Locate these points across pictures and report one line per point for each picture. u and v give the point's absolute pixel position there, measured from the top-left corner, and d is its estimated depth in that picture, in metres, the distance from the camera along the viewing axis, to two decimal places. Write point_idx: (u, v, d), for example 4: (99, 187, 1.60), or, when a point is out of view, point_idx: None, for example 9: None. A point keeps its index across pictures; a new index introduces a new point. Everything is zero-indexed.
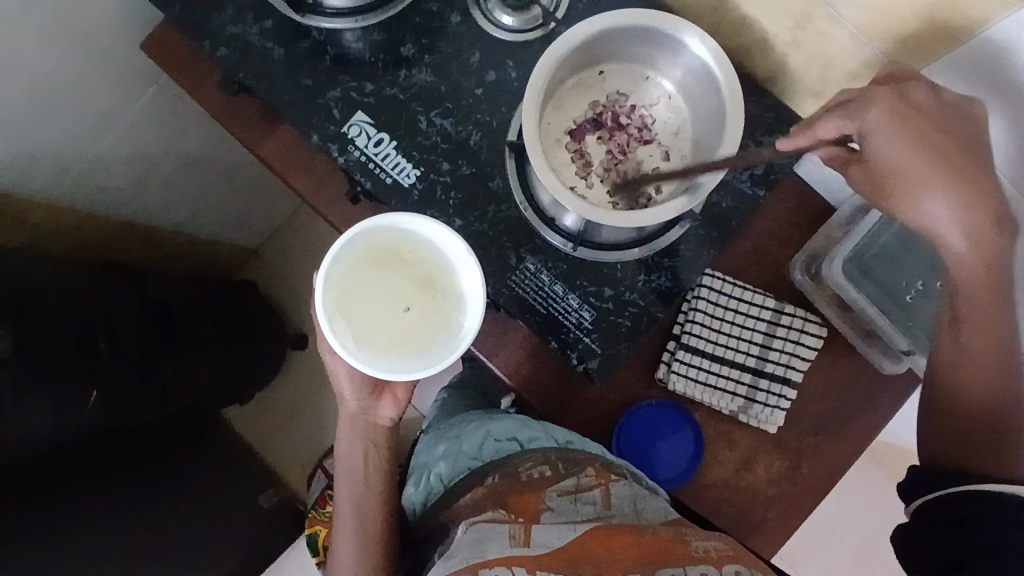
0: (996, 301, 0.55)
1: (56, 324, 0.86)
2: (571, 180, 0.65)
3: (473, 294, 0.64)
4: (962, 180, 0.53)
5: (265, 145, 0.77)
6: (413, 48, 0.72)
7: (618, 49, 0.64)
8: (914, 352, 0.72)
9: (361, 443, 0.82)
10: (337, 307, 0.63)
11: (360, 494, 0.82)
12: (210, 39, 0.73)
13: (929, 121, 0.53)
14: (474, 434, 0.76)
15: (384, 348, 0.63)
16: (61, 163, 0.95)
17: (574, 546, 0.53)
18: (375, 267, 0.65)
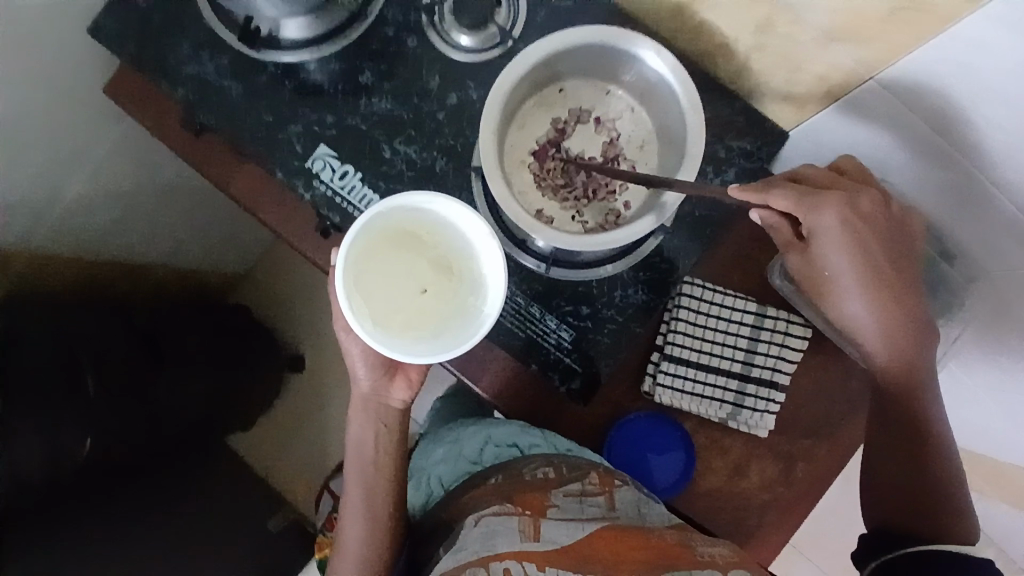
0: (918, 397, 0.65)
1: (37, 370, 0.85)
2: (538, 203, 0.65)
3: (491, 280, 0.63)
4: (885, 293, 0.62)
5: (233, 184, 0.76)
6: (372, 75, 0.70)
7: (576, 66, 0.63)
8: None
9: (372, 428, 0.76)
10: (354, 286, 0.60)
11: (371, 478, 0.76)
12: (167, 79, 0.71)
13: (870, 232, 0.60)
14: (472, 440, 0.78)
15: (399, 330, 0.60)
16: (38, 207, 0.91)
17: (584, 545, 0.53)
18: (393, 245, 0.62)
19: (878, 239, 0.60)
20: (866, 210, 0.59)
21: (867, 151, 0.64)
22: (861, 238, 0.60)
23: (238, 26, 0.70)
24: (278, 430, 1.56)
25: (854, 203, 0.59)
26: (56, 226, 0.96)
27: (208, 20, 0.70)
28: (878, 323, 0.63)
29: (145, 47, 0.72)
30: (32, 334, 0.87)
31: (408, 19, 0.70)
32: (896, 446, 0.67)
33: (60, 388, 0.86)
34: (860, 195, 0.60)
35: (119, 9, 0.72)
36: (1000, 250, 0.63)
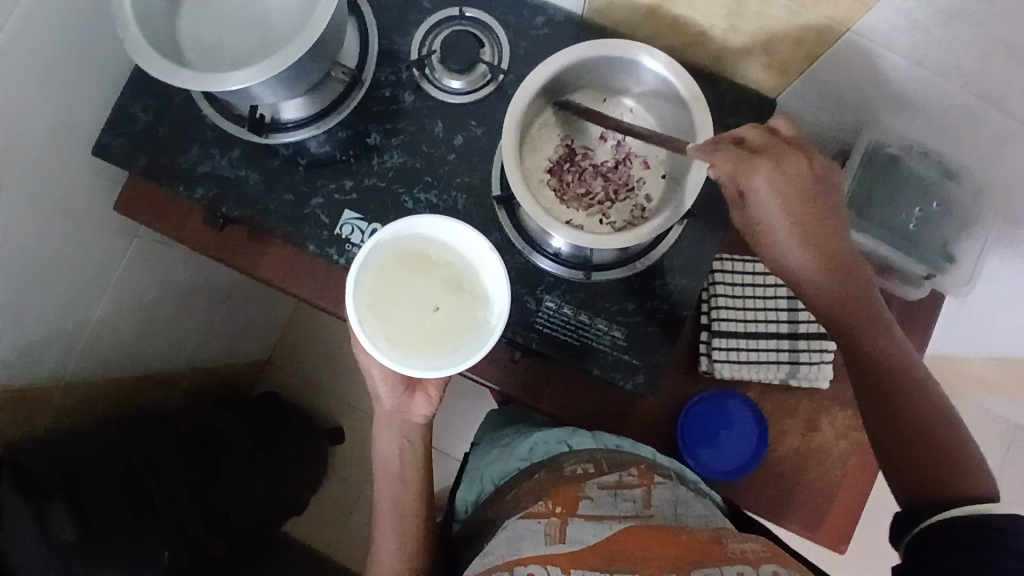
0: (891, 342, 0.59)
1: (101, 496, 0.82)
2: (566, 214, 0.67)
3: (498, 292, 0.65)
4: (817, 246, 0.58)
5: (264, 265, 0.78)
6: (378, 135, 0.74)
7: (572, 82, 0.66)
8: (935, 275, 0.71)
9: (398, 442, 0.83)
10: (368, 309, 0.64)
11: (399, 489, 0.84)
12: (185, 182, 0.73)
13: (792, 186, 0.57)
14: (524, 438, 0.77)
15: (414, 346, 0.64)
16: (71, 336, 0.90)
17: (610, 544, 0.57)
18: (405, 268, 0.66)
19: (801, 200, 0.57)
20: (791, 171, 0.57)
21: (854, 100, 0.68)
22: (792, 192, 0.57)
23: (242, 119, 0.73)
24: (333, 508, 1.54)
25: (780, 166, 0.57)
26: (88, 352, 0.96)
27: (211, 117, 0.73)
28: (808, 275, 0.59)
29: (157, 155, 0.74)
30: (92, 459, 0.86)
31: (401, 77, 0.74)
32: (885, 409, 0.59)
33: (129, 506, 0.85)
34: (787, 158, 0.57)
35: (122, 129, 0.74)
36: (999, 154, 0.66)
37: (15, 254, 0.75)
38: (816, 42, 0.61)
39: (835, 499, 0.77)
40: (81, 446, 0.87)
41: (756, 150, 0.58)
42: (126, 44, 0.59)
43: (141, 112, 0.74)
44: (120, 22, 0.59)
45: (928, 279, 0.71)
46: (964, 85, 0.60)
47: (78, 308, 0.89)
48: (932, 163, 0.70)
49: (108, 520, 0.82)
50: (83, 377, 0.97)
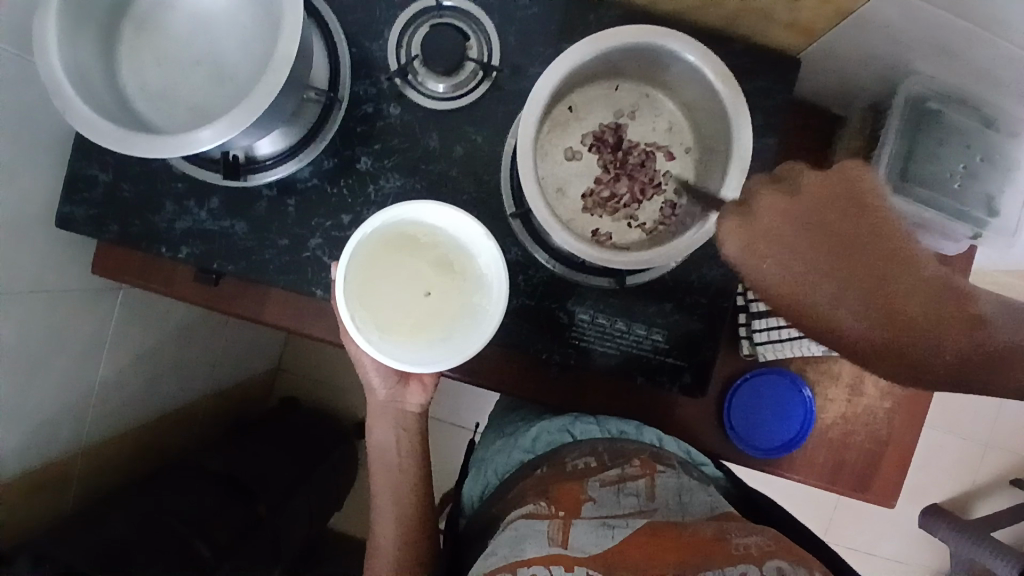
0: None
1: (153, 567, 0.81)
2: (591, 224, 0.62)
3: (492, 275, 0.61)
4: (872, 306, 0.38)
5: (268, 312, 0.72)
6: (369, 159, 0.66)
7: (580, 79, 0.59)
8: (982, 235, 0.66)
9: (395, 432, 0.81)
10: (357, 297, 0.60)
11: (396, 481, 0.82)
12: (165, 244, 0.67)
13: (790, 238, 0.40)
14: (527, 429, 0.75)
15: (407, 336, 0.60)
16: (76, 409, 0.85)
17: (613, 553, 0.51)
18: (393, 252, 0.61)
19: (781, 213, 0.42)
20: (766, 221, 0.42)
21: (887, 50, 0.61)
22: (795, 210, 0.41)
23: (217, 163, 0.65)
24: None
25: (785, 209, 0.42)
26: (97, 416, 0.91)
27: (179, 166, 0.65)
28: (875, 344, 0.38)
29: (130, 220, 0.67)
30: (130, 536, 0.83)
31: (381, 88, 0.66)
32: None
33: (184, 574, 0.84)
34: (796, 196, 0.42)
35: (84, 196, 0.66)
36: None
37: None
38: None
39: (884, 457, 0.77)
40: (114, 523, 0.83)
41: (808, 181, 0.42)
42: (68, 115, 0.52)
43: (100, 172, 0.66)
44: (56, 92, 0.52)
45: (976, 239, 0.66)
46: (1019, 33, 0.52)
47: (78, 379, 0.84)
48: (970, 111, 0.64)
49: None
50: (99, 442, 0.93)
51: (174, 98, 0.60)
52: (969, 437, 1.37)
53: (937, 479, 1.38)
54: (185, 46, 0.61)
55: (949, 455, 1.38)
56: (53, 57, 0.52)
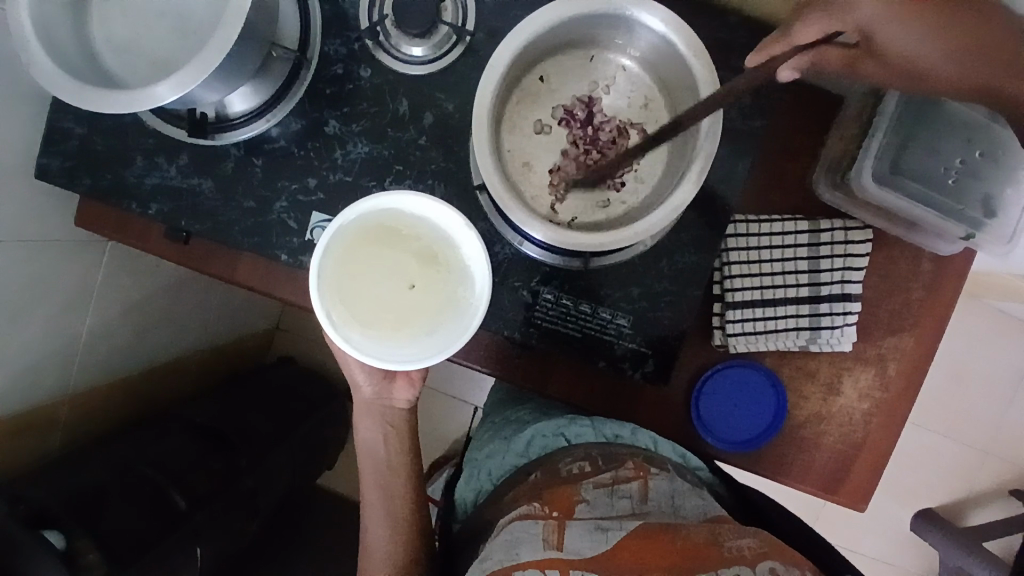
0: None
1: (126, 513, 0.83)
2: (558, 199, 0.60)
3: (477, 266, 0.60)
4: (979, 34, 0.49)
5: (239, 275, 0.73)
6: (337, 123, 0.65)
7: (551, 47, 0.56)
8: (973, 235, 0.68)
9: (380, 430, 0.82)
10: (335, 294, 0.59)
11: (386, 477, 0.82)
12: (134, 199, 0.67)
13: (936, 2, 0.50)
14: (520, 432, 0.78)
15: (389, 332, 0.59)
16: (59, 358, 0.87)
17: (606, 556, 0.54)
18: (373, 245, 0.60)
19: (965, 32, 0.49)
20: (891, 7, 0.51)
21: None
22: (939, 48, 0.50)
23: (183, 119, 0.64)
24: None
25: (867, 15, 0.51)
26: (85, 365, 0.93)
27: (150, 122, 0.65)
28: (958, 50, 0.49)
29: (100, 173, 0.66)
30: (107, 481, 0.85)
31: (352, 49, 0.64)
32: None
33: (159, 521, 0.85)
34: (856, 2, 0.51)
35: (56, 146, 0.66)
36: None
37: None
38: None
39: (856, 460, 0.75)
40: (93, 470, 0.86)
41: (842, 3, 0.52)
42: (31, 66, 0.52)
43: (74, 125, 0.66)
44: (22, 47, 0.51)
45: (966, 240, 0.69)
46: None
47: (61, 327, 0.86)
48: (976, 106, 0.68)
49: (135, 530, 0.82)
50: (88, 390, 0.96)
51: (140, 51, 0.59)
52: (967, 442, 1.33)
53: (931, 483, 1.34)
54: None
55: (946, 461, 1.34)
56: (20, 7, 0.50)
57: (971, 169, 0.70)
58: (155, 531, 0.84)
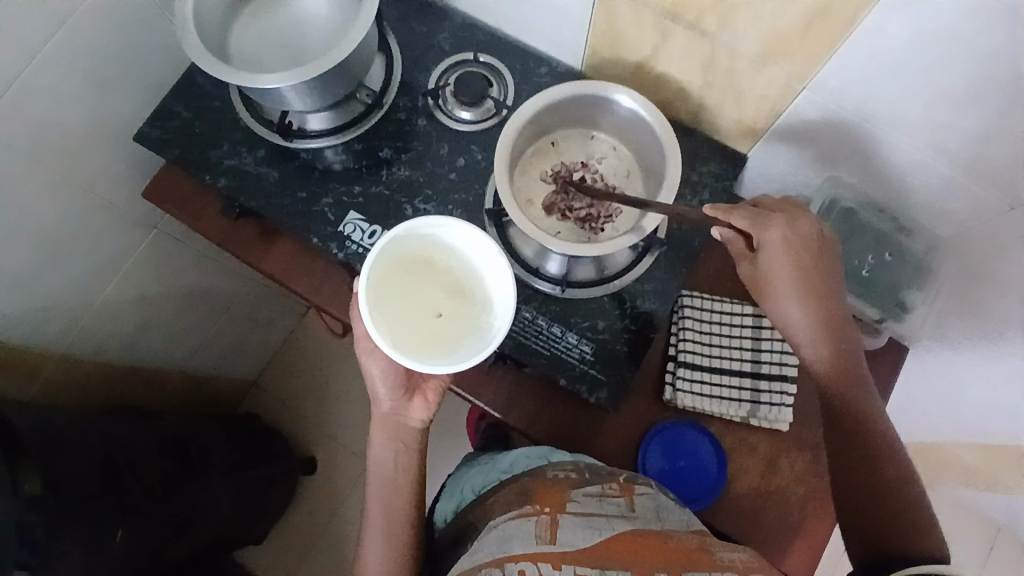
0: (853, 367, 0.66)
1: (79, 459, 0.79)
2: (554, 228, 0.75)
3: (500, 299, 0.68)
4: (822, 301, 0.66)
5: (267, 260, 0.85)
6: (390, 151, 0.82)
7: (562, 120, 0.76)
8: (886, 319, 0.80)
9: (391, 447, 0.77)
10: (374, 307, 0.64)
11: (389, 496, 0.76)
12: (210, 172, 0.82)
13: (811, 253, 0.65)
14: (508, 455, 0.80)
15: (416, 349, 0.65)
16: (71, 312, 0.93)
17: (602, 546, 0.54)
18: (410, 270, 0.68)
19: (799, 271, 0.65)
20: (804, 233, 0.65)
21: (816, 155, 0.75)
22: (800, 272, 0.65)
23: (272, 124, 0.82)
24: (295, 541, 1.48)
25: (793, 224, 0.65)
26: (88, 331, 0.98)
27: (244, 120, 0.82)
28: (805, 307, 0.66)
29: (190, 148, 0.82)
30: (67, 427, 0.81)
31: (416, 104, 0.84)
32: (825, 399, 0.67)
33: (100, 475, 0.82)
34: (797, 218, 0.66)
35: (163, 123, 0.83)
36: (950, 211, 0.72)
37: (39, 219, 0.80)
38: (779, 97, 0.70)
39: (793, 545, 0.77)
40: (63, 415, 0.84)
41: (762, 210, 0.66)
42: (184, 40, 0.69)
43: (183, 110, 0.84)
44: (181, 23, 0.69)
45: (880, 323, 0.80)
46: (911, 136, 0.66)
47: (87, 284, 0.93)
48: (885, 218, 0.78)
49: (77, 479, 0.78)
50: (76, 356, 0.99)
51: (260, 64, 0.78)
52: None
53: None
54: (280, 32, 0.79)
55: None
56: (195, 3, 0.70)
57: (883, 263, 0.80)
58: (95, 488, 0.80)
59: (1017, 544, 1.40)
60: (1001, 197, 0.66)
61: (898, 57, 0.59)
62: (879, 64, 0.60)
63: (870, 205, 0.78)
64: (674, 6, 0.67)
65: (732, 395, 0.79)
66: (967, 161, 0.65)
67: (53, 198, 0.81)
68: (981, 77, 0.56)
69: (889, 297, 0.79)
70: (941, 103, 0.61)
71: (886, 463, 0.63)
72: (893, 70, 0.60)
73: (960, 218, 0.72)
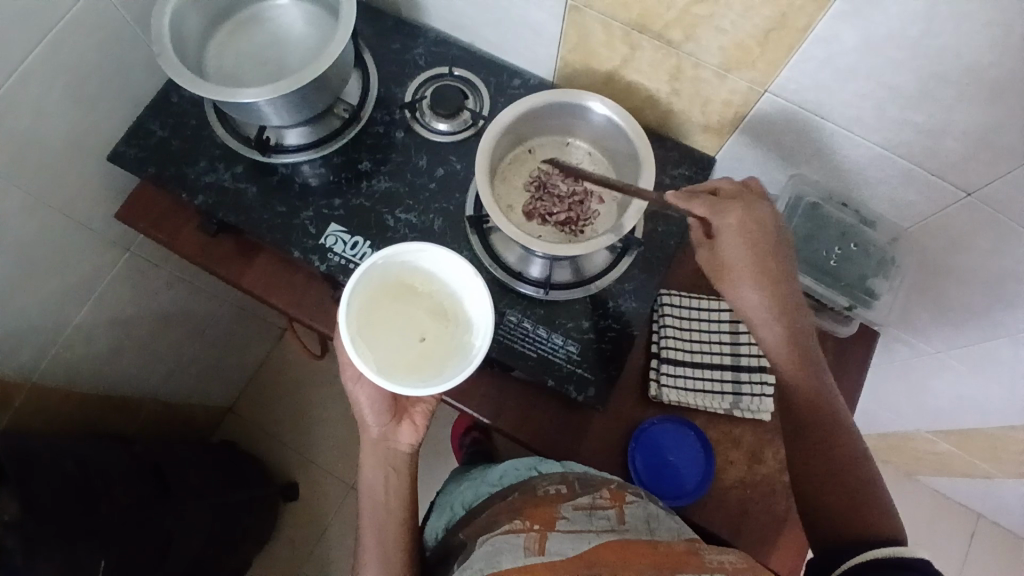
0: (809, 349, 0.69)
1: (55, 485, 0.77)
2: (536, 231, 0.77)
3: (480, 315, 0.67)
4: (777, 285, 0.68)
5: (248, 276, 0.85)
6: (370, 163, 0.83)
7: (537, 127, 0.78)
8: (855, 306, 0.81)
9: (384, 474, 0.76)
10: (358, 336, 0.64)
11: (381, 519, 0.74)
12: (188, 189, 0.81)
13: (765, 238, 0.67)
14: (496, 468, 0.80)
15: (403, 372, 0.65)
16: (42, 337, 0.90)
17: (592, 552, 0.54)
18: (392, 297, 0.68)
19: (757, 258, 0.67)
20: (759, 215, 0.67)
21: (779, 154, 0.79)
22: (761, 260, 0.67)
23: (250, 140, 0.82)
24: (279, 571, 1.43)
25: (749, 208, 0.67)
26: (60, 357, 0.95)
27: (221, 137, 0.82)
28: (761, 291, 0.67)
29: (167, 167, 0.82)
30: (42, 451, 0.79)
31: (393, 117, 0.85)
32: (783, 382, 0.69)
33: (77, 497, 0.79)
34: (752, 203, 0.67)
35: (138, 142, 0.83)
36: (909, 202, 0.76)
37: (10, 241, 0.78)
38: (742, 101, 0.74)
39: (784, 534, 0.78)
40: (36, 439, 0.81)
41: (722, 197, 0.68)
42: (161, 57, 0.69)
43: (158, 130, 0.83)
44: (157, 40, 0.70)
45: (850, 310, 0.81)
46: (867, 133, 0.70)
47: (59, 308, 0.91)
48: (850, 211, 0.81)
49: (54, 505, 0.75)
50: (48, 384, 0.96)
51: (237, 81, 0.79)
52: None
53: None
54: (256, 51, 0.80)
55: None
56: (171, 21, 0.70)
57: (850, 254, 0.81)
58: (74, 511, 0.78)
59: (997, 529, 1.44)
60: (956, 184, 0.70)
61: (851, 60, 0.63)
62: (833, 67, 0.64)
63: (834, 200, 0.81)
64: (641, 18, 0.70)
65: (715, 388, 0.81)
66: (918, 156, 0.69)
67: (25, 220, 0.79)
68: (927, 75, 0.61)
69: (857, 285, 0.81)
70: (894, 102, 0.65)
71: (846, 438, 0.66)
72: (847, 72, 0.64)
73: (918, 208, 0.76)
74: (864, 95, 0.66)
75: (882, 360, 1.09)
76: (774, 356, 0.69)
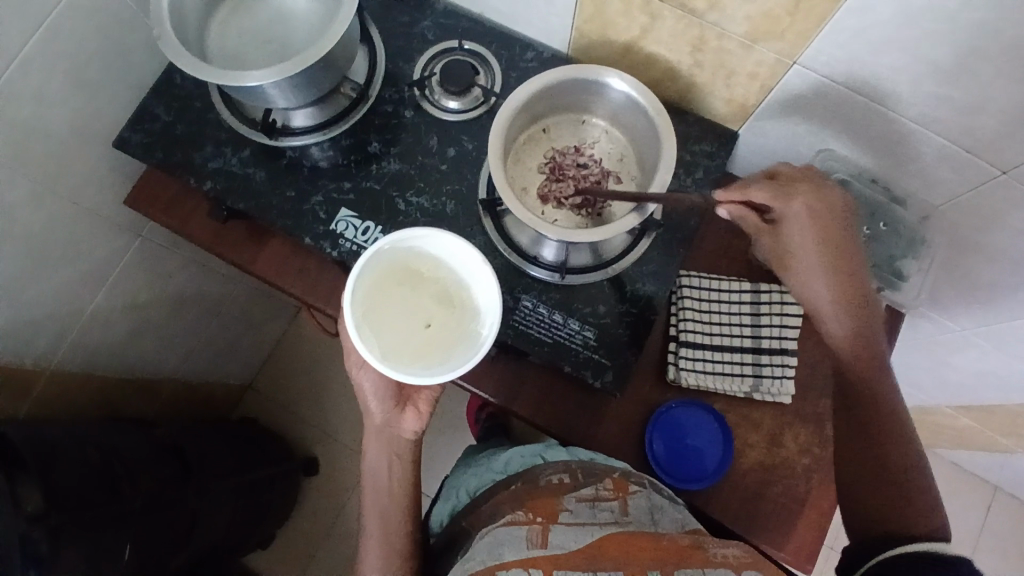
0: (870, 337, 0.67)
1: (78, 473, 0.78)
2: (552, 215, 0.75)
3: (488, 303, 0.66)
4: (839, 268, 0.67)
5: (260, 261, 0.84)
6: (379, 144, 0.81)
7: (553, 106, 0.75)
8: (883, 289, 0.79)
9: (386, 457, 0.76)
10: (363, 322, 0.63)
11: (386, 507, 0.75)
12: (196, 175, 0.80)
13: (831, 224, 0.65)
14: (502, 455, 0.80)
15: (408, 359, 0.64)
16: (61, 325, 0.91)
17: (593, 546, 0.55)
18: (397, 282, 0.66)
19: (817, 246, 0.66)
20: (829, 200, 0.65)
21: (806, 129, 0.75)
22: (824, 246, 0.66)
23: (256, 124, 0.80)
24: (302, 542, 1.47)
25: (818, 194, 0.65)
26: (80, 343, 0.97)
27: (227, 120, 0.80)
28: (821, 278, 0.67)
29: (174, 152, 0.80)
30: (63, 440, 0.80)
31: (402, 95, 0.82)
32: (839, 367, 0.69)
33: (101, 483, 0.81)
34: (818, 189, 0.65)
35: (144, 126, 0.81)
36: (942, 179, 0.72)
37: (23, 232, 0.78)
38: (768, 75, 0.70)
39: (801, 517, 0.78)
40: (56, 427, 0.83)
41: (782, 184, 0.66)
42: (161, 41, 0.67)
43: (162, 113, 0.81)
44: (156, 23, 0.67)
45: (878, 293, 0.79)
46: (900, 109, 0.66)
47: (76, 295, 0.91)
48: (879, 188, 0.78)
49: (77, 492, 0.77)
50: (68, 370, 0.97)
51: (240, 62, 0.76)
52: None
53: None
54: (258, 29, 0.77)
55: None
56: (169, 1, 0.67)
57: (878, 235, 0.78)
58: (99, 496, 0.80)
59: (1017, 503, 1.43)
60: (991, 162, 0.66)
61: (886, 31, 0.59)
62: (866, 38, 0.60)
63: (863, 177, 0.78)
64: None
65: (734, 371, 0.79)
66: (954, 132, 0.65)
67: (35, 210, 0.79)
68: (967, 47, 0.57)
69: (883, 267, 0.78)
70: (931, 77, 0.61)
71: (890, 434, 0.65)
72: (882, 45, 0.60)
73: (951, 186, 0.72)
74: (898, 69, 0.62)
75: (908, 337, 1.07)
76: (832, 339, 0.69)
